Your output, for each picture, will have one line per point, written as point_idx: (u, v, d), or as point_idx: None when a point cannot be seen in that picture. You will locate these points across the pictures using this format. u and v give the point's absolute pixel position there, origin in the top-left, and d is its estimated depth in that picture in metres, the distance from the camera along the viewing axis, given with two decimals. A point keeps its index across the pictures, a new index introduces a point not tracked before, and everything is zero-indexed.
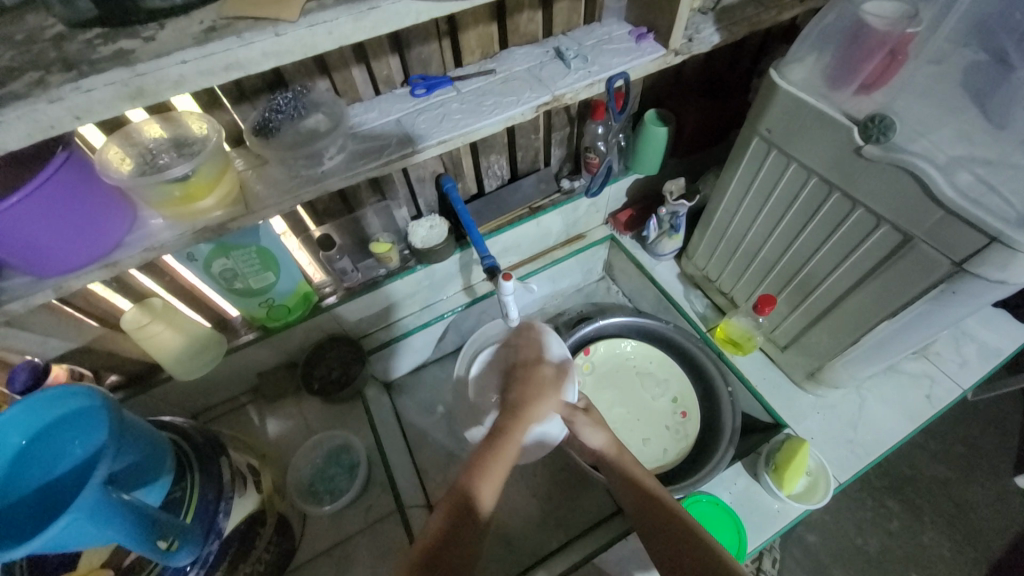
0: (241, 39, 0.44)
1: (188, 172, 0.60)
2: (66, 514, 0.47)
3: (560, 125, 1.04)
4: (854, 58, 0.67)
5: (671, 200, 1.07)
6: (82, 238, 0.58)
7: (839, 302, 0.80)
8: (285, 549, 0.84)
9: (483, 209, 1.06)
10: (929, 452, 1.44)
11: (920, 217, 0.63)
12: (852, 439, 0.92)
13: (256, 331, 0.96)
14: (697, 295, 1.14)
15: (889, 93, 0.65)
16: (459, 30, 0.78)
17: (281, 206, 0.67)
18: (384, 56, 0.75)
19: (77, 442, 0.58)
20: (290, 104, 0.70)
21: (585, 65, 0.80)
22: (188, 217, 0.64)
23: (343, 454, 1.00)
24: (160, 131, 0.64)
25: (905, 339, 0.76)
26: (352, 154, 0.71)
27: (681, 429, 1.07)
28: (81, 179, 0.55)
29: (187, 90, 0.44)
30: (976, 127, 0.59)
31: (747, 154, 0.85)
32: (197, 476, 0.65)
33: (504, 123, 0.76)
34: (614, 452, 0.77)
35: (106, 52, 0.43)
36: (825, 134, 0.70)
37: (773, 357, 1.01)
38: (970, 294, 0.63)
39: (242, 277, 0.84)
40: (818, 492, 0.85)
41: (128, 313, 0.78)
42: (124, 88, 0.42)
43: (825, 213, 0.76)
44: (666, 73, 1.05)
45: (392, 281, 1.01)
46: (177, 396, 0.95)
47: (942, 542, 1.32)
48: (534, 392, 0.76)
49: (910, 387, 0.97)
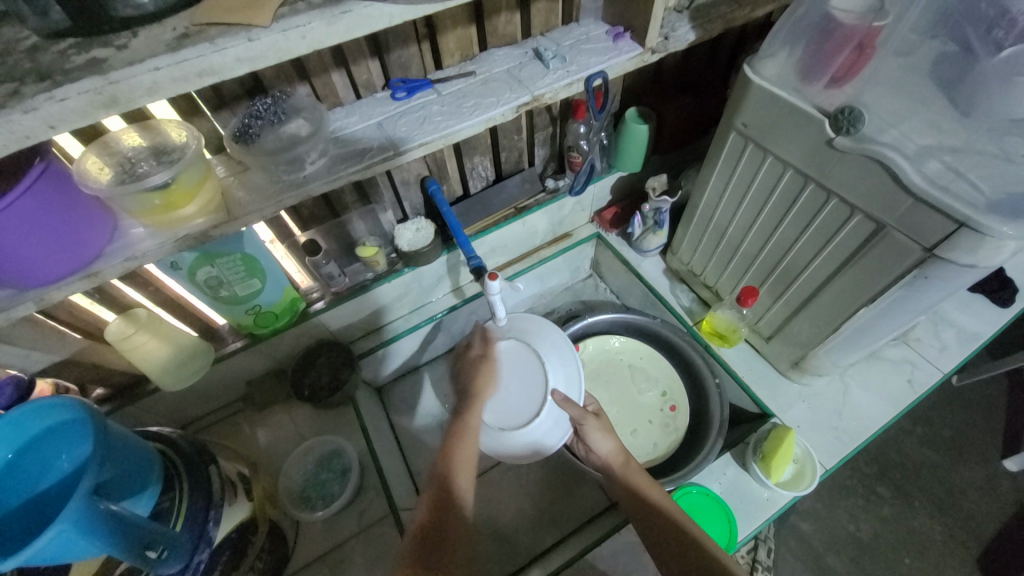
0: (214, 45, 0.44)
1: (168, 179, 0.60)
2: (53, 525, 0.46)
3: (542, 125, 1.05)
4: (823, 52, 0.68)
5: (654, 196, 1.08)
6: (61, 249, 0.57)
7: (818, 291, 0.82)
8: (279, 556, 0.84)
9: (468, 210, 1.07)
10: (916, 438, 1.47)
11: (892, 205, 0.65)
12: (838, 426, 0.94)
13: (243, 338, 0.96)
14: (683, 289, 1.15)
15: (858, 85, 0.67)
16: (438, 32, 0.78)
17: (263, 211, 0.67)
18: (364, 60, 0.76)
19: (62, 456, 0.57)
20: (269, 110, 0.70)
21: (564, 64, 0.81)
22: (169, 224, 0.64)
23: (335, 459, 1.00)
24: (140, 139, 0.64)
25: (884, 326, 0.78)
26: (333, 158, 0.71)
27: (672, 423, 1.09)
28: (59, 189, 0.55)
29: (161, 96, 0.44)
30: (944, 115, 0.61)
31: (725, 149, 0.87)
32: (185, 486, 0.65)
33: (485, 124, 0.76)
34: (619, 460, 0.81)
35: (79, 62, 0.43)
36: (798, 126, 0.72)
37: (759, 348, 1.02)
38: (942, 279, 0.65)
39: (227, 284, 0.84)
40: (806, 479, 0.86)
41: (112, 324, 0.78)
42: (98, 96, 0.42)
43: (802, 204, 0.78)
44: (645, 71, 1.07)
45: (379, 285, 1.01)
46: (166, 407, 0.95)
47: (931, 525, 1.34)
48: (483, 372, 0.83)
49: (893, 373, 0.99)
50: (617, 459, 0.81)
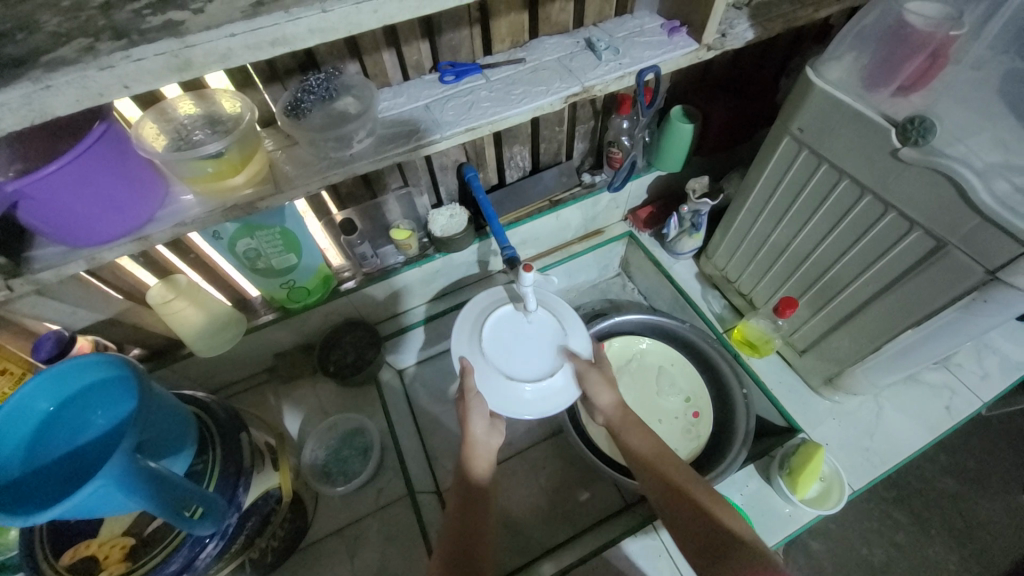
0: (289, 14, 0.44)
1: (221, 150, 0.61)
2: (94, 480, 0.48)
3: (585, 118, 1.03)
4: (893, 58, 0.65)
5: (693, 198, 1.06)
6: (114, 211, 0.58)
7: (862, 308, 0.79)
8: (299, 528, 0.85)
9: (503, 199, 1.06)
10: (939, 466, 1.42)
11: (955, 223, 0.62)
12: (869, 447, 0.91)
13: (275, 311, 0.97)
14: (714, 295, 1.13)
15: (929, 95, 0.64)
16: (490, 17, 0.77)
17: (309, 187, 0.68)
18: (415, 41, 0.75)
19: (99, 413, 0.60)
20: (321, 85, 0.70)
21: (616, 56, 0.80)
22: (219, 194, 0.65)
23: (357, 437, 1.02)
24: (194, 108, 0.65)
25: (929, 348, 0.75)
26: (380, 138, 0.71)
27: (694, 430, 1.06)
28: (116, 151, 0.56)
29: (233, 63, 0.45)
30: (1013, 134, 0.57)
31: (777, 152, 0.83)
32: (218, 450, 0.66)
33: (532, 113, 0.75)
34: (618, 413, 0.83)
35: (156, 23, 0.43)
36: (860, 135, 0.69)
37: (791, 361, 1.00)
38: (1003, 304, 0.62)
39: (264, 257, 0.85)
40: (832, 498, 0.85)
41: (153, 288, 0.79)
42: (173, 59, 0.42)
43: (855, 216, 0.75)
44: (694, 69, 1.04)
45: (408, 269, 1.01)
46: (198, 372, 0.97)
47: (947, 556, 1.30)
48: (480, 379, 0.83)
49: (930, 397, 0.95)
50: (616, 411, 0.83)
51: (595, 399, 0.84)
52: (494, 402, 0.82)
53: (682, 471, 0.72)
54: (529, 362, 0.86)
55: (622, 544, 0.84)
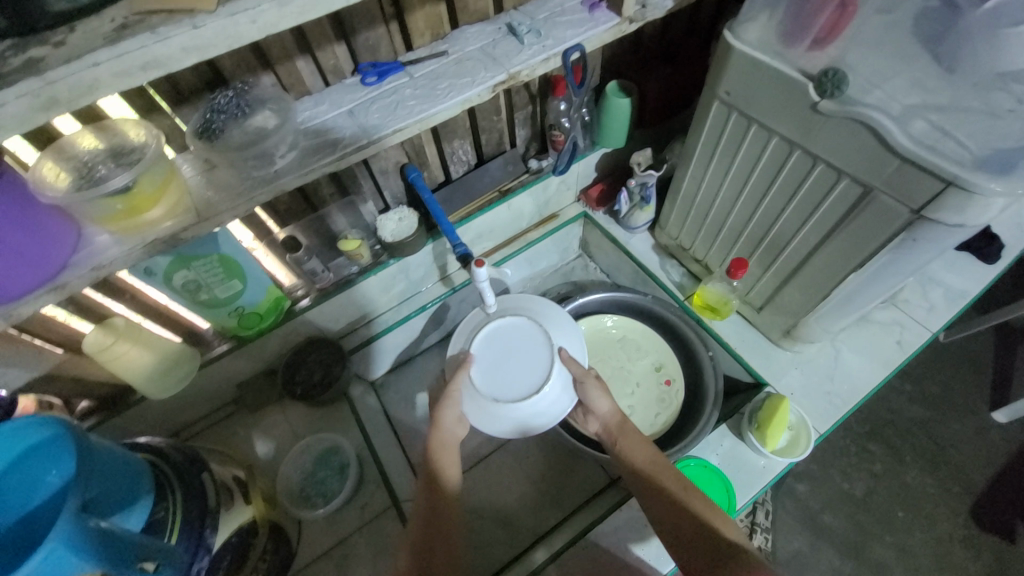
0: (156, 35, 0.41)
1: (129, 183, 0.57)
2: (42, 547, 0.45)
3: (522, 104, 1.02)
4: (803, 13, 0.67)
5: (639, 171, 1.07)
6: (21, 262, 0.54)
7: (808, 259, 0.81)
8: (282, 557, 0.83)
9: (451, 196, 1.04)
10: (905, 396, 1.50)
11: (879, 167, 0.63)
12: (831, 391, 0.94)
13: (230, 341, 0.94)
14: (673, 264, 1.15)
15: (840, 46, 0.66)
16: (405, 11, 0.75)
17: (236, 210, 0.64)
18: (329, 44, 0.72)
19: (53, 471, 0.56)
20: (232, 103, 0.67)
21: (539, 39, 0.78)
22: (136, 230, 0.61)
23: (333, 456, 1.00)
24: (96, 141, 0.61)
25: (873, 290, 0.78)
26: (304, 150, 0.68)
27: (669, 397, 1.09)
28: (10, 199, 0.51)
29: (104, 93, 0.42)
30: (927, 73, 0.62)
31: (710, 118, 0.84)
32: (179, 494, 0.64)
33: (461, 106, 0.73)
34: (617, 421, 0.82)
35: (16, 63, 0.40)
36: (780, 92, 0.70)
37: (750, 319, 1.03)
38: (931, 241, 0.64)
39: (206, 287, 0.82)
40: (801, 445, 0.87)
41: (89, 335, 0.75)
42: (37, 99, 0.39)
43: (788, 173, 0.76)
44: (624, 42, 1.03)
45: (364, 279, 0.99)
46: (156, 415, 0.93)
47: (922, 479, 1.38)
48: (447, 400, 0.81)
49: (883, 335, 0.99)
50: (614, 418, 0.82)
51: (592, 404, 0.82)
52: (498, 428, 0.79)
53: (680, 482, 0.73)
54: (517, 379, 0.80)
55: (634, 548, 0.81)
